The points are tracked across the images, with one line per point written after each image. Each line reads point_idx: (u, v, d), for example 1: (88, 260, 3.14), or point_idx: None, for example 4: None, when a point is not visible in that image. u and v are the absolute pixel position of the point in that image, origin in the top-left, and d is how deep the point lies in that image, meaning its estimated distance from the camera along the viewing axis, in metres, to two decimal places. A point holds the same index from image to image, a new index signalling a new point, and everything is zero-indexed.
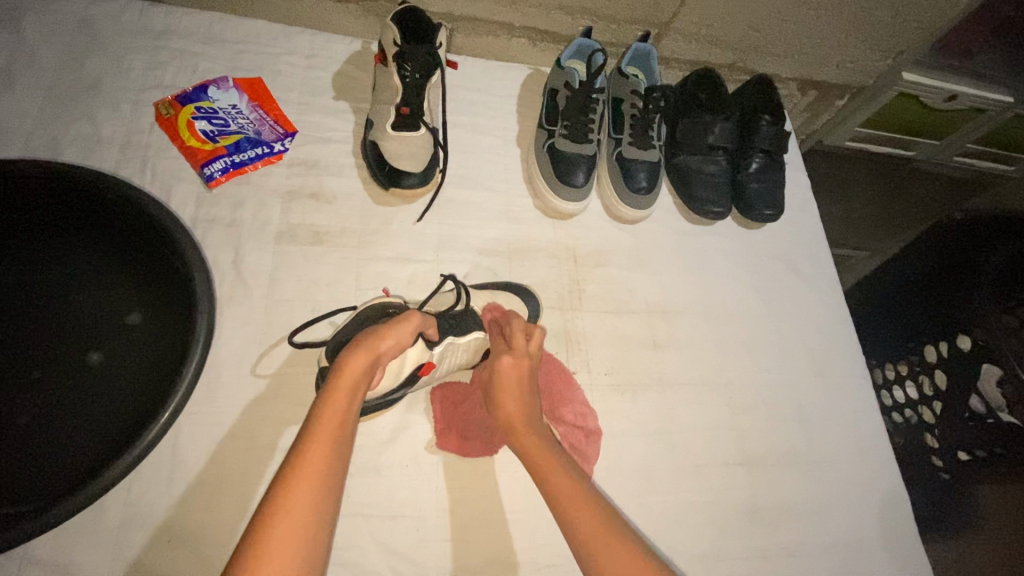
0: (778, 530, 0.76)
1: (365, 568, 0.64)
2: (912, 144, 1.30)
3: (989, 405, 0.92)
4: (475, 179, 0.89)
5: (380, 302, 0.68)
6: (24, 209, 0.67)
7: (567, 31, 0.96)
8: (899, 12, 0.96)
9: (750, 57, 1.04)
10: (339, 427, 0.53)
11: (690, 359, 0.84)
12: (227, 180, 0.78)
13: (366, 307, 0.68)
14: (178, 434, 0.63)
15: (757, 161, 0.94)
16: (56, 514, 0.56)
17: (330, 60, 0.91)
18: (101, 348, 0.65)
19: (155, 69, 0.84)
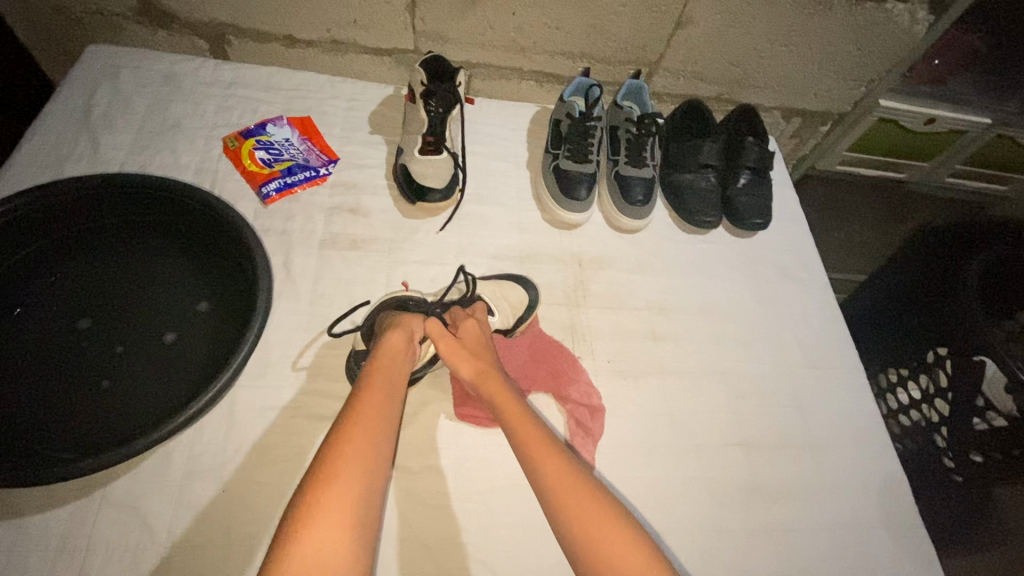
0: (778, 507, 0.81)
1: (391, 524, 0.71)
2: (902, 165, 1.36)
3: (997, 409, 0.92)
4: (489, 197, 1.01)
5: (399, 296, 0.80)
6: (131, 221, 0.85)
7: (569, 73, 1.11)
8: (863, 44, 1.06)
9: (734, 90, 1.17)
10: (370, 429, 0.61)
11: (688, 351, 0.92)
12: (280, 198, 0.92)
13: (383, 300, 0.80)
14: (234, 401, 0.74)
15: (744, 177, 1.04)
16: (134, 450, 0.67)
17: (367, 102, 1.07)
18: (175, 328, 0.78)
19: (224, 111, 1.01)
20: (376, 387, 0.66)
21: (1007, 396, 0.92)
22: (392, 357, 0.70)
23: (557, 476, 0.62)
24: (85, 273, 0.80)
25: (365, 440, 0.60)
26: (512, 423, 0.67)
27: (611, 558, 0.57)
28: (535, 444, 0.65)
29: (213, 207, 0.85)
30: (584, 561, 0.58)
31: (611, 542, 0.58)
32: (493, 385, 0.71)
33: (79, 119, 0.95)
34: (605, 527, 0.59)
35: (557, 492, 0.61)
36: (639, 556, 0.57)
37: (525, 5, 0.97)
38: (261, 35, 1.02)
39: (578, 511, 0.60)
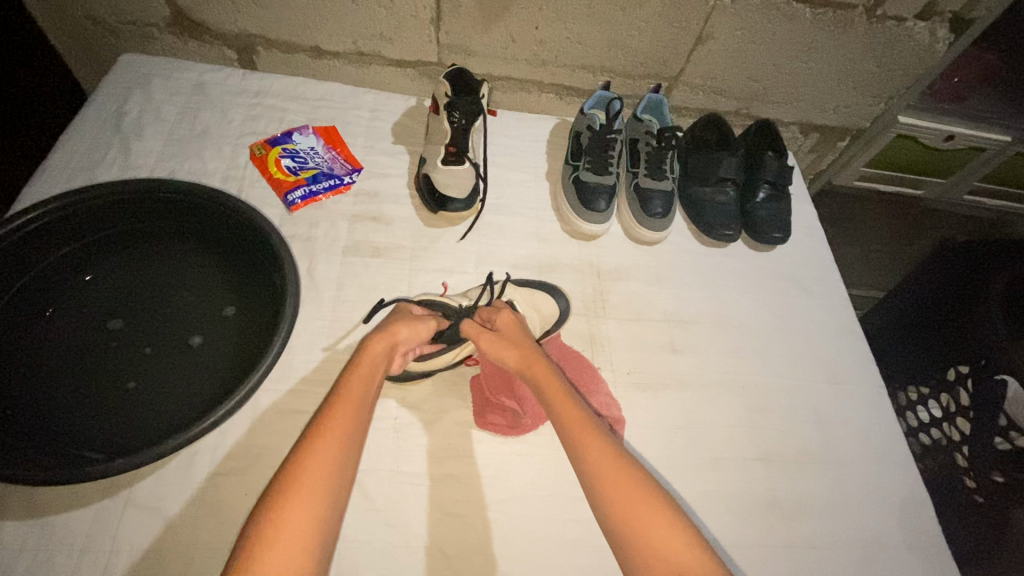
0: (799, 524, 0.80)
1: (410, 531, 0.71)
2: (921, 181, 1.35)
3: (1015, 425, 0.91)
4: (509, 208, 1.02)
5: (430, 298, 0.83)
6: (160, 227, 0.87)
7: (589, 86, 1.12)
8: (884, 61, 1.07)
9: (753, 105, 1.17)
10: (362, 387, 0.67)
11: (705, 364, 0.92)
12: (304, 205, 0.94)
13: (415, 300, 0.84)
14: (257, 404, 0.75)
15: (762, 193, 1.04)
16: (159, 452, 0.68)
17: (390, 113, 1.09)
18: (201, 332, 0.80)
19: (251, 120, 1.03)
20: (344, 404, 0.65)
21: None
22: (370, 369, 0.69)
23: (602, 463, 0.64)
24: (117, 276, 0.82)
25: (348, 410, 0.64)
26: (557, 406, 0.70)
27: (653, 542, 0.58)
28: (579, 428, 0.67)
29: (241, 213, 0.87)
30: (627, 547, 0.59)
31: (653, 526, 0.59)
32: (542, 375, 0.73)
33: (111, 126, 0.98)
34: (648, 511, 0.60)
35: (600, 480, 0.63)
36: (681, 543, 0.58)
37: (548, 20, 0.98)
38: (289, 46, 1.05)
39: (621, 498, 0.61)
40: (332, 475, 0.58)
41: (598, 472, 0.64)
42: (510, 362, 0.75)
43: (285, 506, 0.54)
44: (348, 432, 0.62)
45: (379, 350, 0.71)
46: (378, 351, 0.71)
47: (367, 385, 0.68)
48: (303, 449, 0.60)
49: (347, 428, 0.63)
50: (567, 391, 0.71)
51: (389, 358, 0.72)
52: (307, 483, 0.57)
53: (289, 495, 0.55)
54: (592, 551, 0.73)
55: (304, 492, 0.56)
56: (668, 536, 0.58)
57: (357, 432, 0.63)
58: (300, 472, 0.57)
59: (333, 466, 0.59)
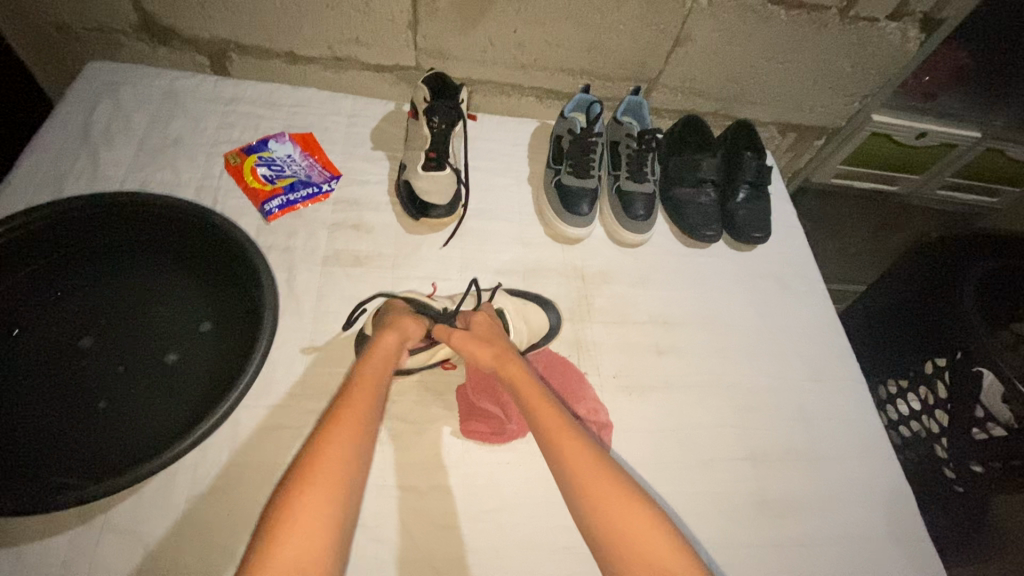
0: (786, 522, 0.81)
1: (399, 546, 0.70)
2: (896, 178, 1.37)
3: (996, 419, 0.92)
4: (491, 213, 1.02)
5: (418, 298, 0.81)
6: (132, 239, 0.85)
7: (569, 89, 1.12)
8: (857, 62, 1.08)
9: (731, 106, 1.18)
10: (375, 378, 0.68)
11: (691, 365, 0.92)
12: (282, 215, 0.92)
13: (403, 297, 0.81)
14: (238, 421, 0.73)
15: (742, 192, 1.05)
16: (137, 474, 0.66)
17: (368, 118, 1.08)
18: (177, 349, 0.78)
19: (226, 127, 1.01)
20: (354, 402, 0.64)
21: (1004, 403, 0.92)
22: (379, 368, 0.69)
23: (576, 460, 0.64)
24: (88, 291, 0.80)
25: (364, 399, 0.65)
26: (533, 407, 0.69)
27: (631, 539, 0.58)
28: (554, 426, 0.67)
29: (218, 226, 0.85)
30: (603, 543, 0.59)
31: (628, 522, 0.59)
32: (517, 374, 0.73)
33: (79, 136, 0.95)
34: (625, 508, 0.60)
35: (574, 477, 0.63)
36: (656, 537, 0.58)
37: (526, 23, 0.98)
38: (262, 52, 1.03)
39: (596, 494, 0.61)
40: (343, 471, 0.58)
41: (573, 468, 0.63)
42: (484, 361, 0.75)
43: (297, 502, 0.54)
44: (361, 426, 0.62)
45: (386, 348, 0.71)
46: (384, 351, 0.71)
47: (377, 384, 0.67)
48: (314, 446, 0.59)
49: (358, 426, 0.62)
50: (542, 389, 0.71)
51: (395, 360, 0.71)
52: (320, 479, 0.56)
53: (300, 495, 0.54)
54: (583, 557, 0.73)
55: (314, 489, 0.55)
56: (643, 530, 0.59)
57: (367, 431, 0.62)
58: (313, 469, 0.57)
59: (344, 462, 0.58)
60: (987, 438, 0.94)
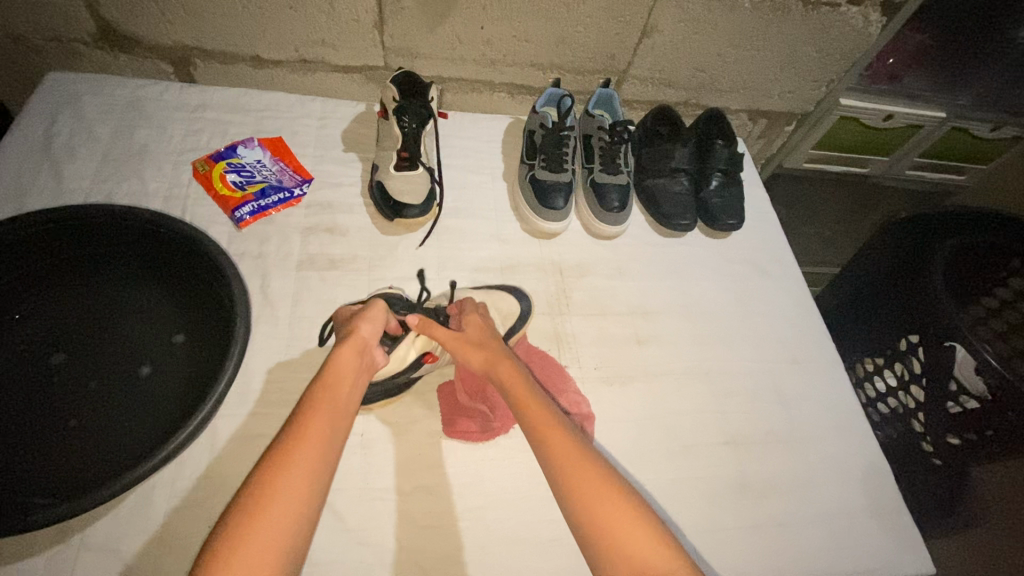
0: (768, 502, 0.82)
1: (385, 548, 0.70)
2: (866, 160, 1.39)
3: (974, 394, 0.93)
4: (466, 210, 1.01)
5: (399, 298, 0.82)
6: (100, 252, 0.83)
7: (540, 83, 1.12)
8: (822, 47, 1.10)
9: (701, 95, 1.19)
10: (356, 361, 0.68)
11: (671, 352, 0.93)
12: (254, 221, 0.91)
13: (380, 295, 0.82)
14: (216, 431, 0.72)
15: (715, 181, 1.06)
16: (110, 491, 0.64)
17: (339, 120, 1.07)
18: (150, 362, 0.76)
19: (192, 135, 0.99)
20: (313, 421, 0.60)
21: (976, 376, 0.93)
22: (338, 377, 0.66)
23: (567, 458, 0.63)
24: (54, 309, 0.78)
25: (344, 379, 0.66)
26: (525, 412, 0.68)
27: (622, 544, 0.56)
28: (546, 426, 0.66)
29: (187, 236, 0.84)
30: (591, 542, 0.57)
31: (616, 520, 0.58)
32: (509, 375, 0.72)
33: (40, 150, 0.92)
34: (614, 507, 0.59)
35: (565, 474, 0.62)
36: (644, 536, 0.57)
37: (493, 19, 0.98)
38: (227, 57, 1.01)
39: (586, 491, 0.60)
40: (300, 499, 0.54)
41: (563, 465, 0.62)
42: (476, 364, 0.74)
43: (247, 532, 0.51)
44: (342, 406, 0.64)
45: (351, 350, 0.69)
46: (349, 361, 0.68)
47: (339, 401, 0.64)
48: (268, 472, 0.55)
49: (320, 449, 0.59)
50: (534, 389, 0.70)
51: (359, 360, 0.69)
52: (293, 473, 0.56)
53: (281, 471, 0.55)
54: (569, 547, 0.74)
55: (269, 520, 0.52)
56: (631, 529, 0.57)
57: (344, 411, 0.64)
58: (273, 492, 0.54)
59: (303, 491, 0.55)
60: (962, 412, 0.97)
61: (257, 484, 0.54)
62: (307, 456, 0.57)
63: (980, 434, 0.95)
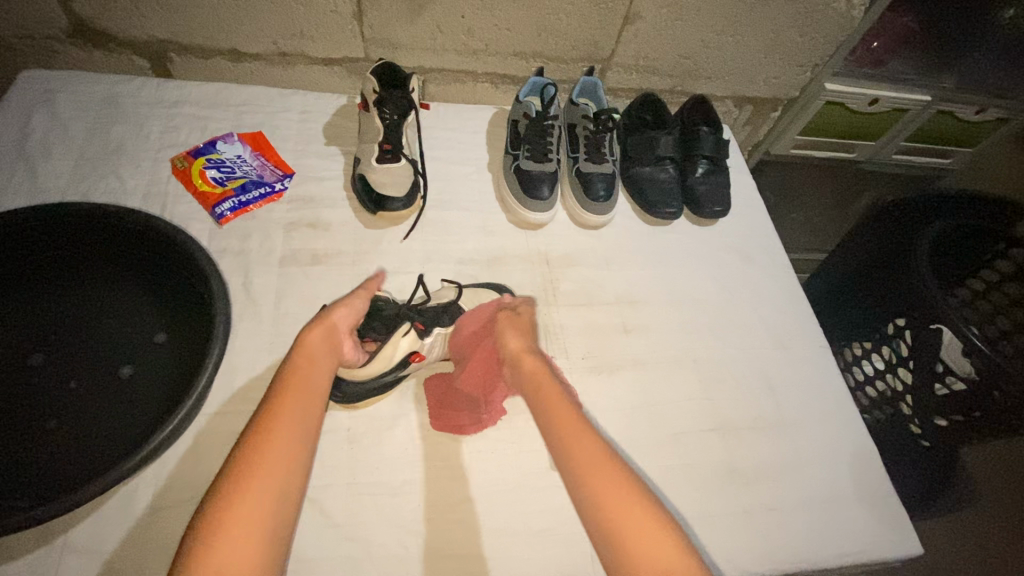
0: (757, 487, 0.82)
1: (372, 542, 0.69)
2: (853, 146, 1.39)
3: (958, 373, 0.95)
4: (451, 202, 1.00)
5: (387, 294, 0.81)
6: (77, 251, 0.82)
7: (524, 73, 1.11)
8: (806, 31, 1.09)
9: (686, 82, 1.18)
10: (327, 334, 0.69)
11: (659, 341, 0.93)
12: (235, 217, 0.90)
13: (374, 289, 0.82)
14: (199, 430, 0.72)
15: (701, 167, 1.06)
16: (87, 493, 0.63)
17: (320, 113, 1.05)
18: (131, 362, 0.76)
19: (171, 131, 0.97)
20: (287, 404, 0.60)
21: (964, 358, 0.94)
22: (311, 357, 0.66)
23: (583, 454, 0.61)
24: (31, 310, 0.77)
25: (316, 350, 0.67)
26: (546, 406, 0.67)
27: (642, 541, 0.55)
28: (564, 419, 0.65)
29: (165, 233, 0.82)
30: (611, 540, 0.56)
31: (635, 518, 0.56)
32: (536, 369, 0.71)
33: (15, 148, 0.91)
34: (633, 504, 0.57)
35: (582, 469, 0.60)
36: (662, 534, 0.55)
37: (473, 8, 0.96)
38: (204, 51, 0.99)
39: (604, 487, 0.59)
40: (273, 507, 0.53)
41: (580, 461, 0.61)
42: (513, 348, 0.74)
43: (225, 532, 0.49)
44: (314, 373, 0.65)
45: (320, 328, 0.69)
46: (315, 353, 0.67)
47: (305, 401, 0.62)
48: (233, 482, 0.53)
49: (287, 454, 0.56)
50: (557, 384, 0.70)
51: (330, 340, 0.69)
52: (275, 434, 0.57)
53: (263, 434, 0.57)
54: (558, 539, 0.73)
55: (253, 500, 0.52)
56: (649, 526, 0.56)
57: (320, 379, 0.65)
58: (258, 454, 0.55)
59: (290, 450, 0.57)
60: (949, 393, 0.97)
61: (221, 497, 0.52)
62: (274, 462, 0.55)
63: (967, 415, 0.95)
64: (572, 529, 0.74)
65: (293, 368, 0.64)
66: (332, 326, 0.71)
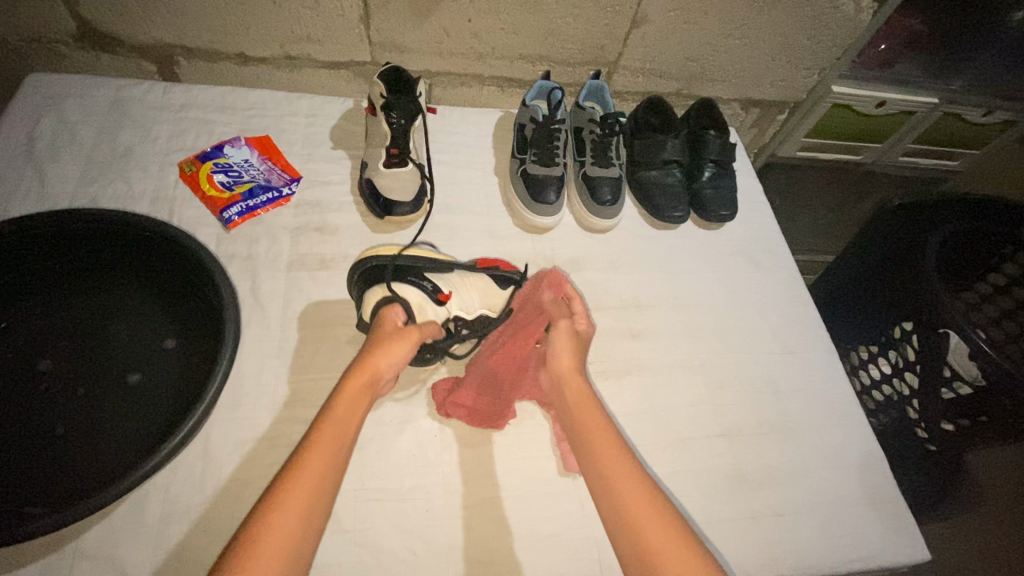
0: (764, 493, 0.82)
1: (381, 548, 0.70)
2: (860, 148, 1.38)
3: (967, 380, 0.95)
4: (457, 206, 1.00)
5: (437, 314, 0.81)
6: (85, 256, 0.82)
7: (530, 76, 1.11)
8: (813, 34, 1.08)
9: (693, 85, 1.18)
10: (369, 378, 0.70)
11: (666, 345, 0.93)
12: (242, 222, 0.90)
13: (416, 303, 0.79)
14: (208, 436, 0.72)
15: (708, 171, 1.05)
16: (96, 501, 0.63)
17: (327, 117, 1.05)
18: (141, 368, 0.76)
19: (178, 135, 0.98)
20: (319, 451, 0.62)
21: (973, 364, 0.97)
22: (349, 405, 0.67)
23: (615, 473, 0.66)
24: (40, 316, 0.77)
25: (355, 396, 0.68)
26: (582, 426, 0.72)
27: (666, 555, 0.58)
28: (601, 438, 0.70)
29: (173, 238, 0.82)
30: (638, 553, 0.59)
31: (660, 535, 0.60)
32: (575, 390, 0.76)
33: (23, 153, 0.91)
34: (657, 522, 0.61)
35: (613, 485, 0.65)
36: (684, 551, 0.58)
37: (480, 12, 0.96)
38: (211, 55, 1.00)
39: (632, 504, 0.63)
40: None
41: (613, 478, 0.66)
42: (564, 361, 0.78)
43: None
44: (349, 420, 0.66)
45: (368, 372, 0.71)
46: (337, 426, 0.64)
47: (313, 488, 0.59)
48: (238, 560, 0.52)
49: (283, 558, 0.54)
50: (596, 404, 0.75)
51: (371, 391, 0.70)
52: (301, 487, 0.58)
53: (291, 483, 0.58)
54: (565, 544, 0.73)
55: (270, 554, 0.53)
56: (672, 541, 0.59)
57: (355, 428, 0.66)
58: (281, 505, 0.57)
59: (312, 503, 0.58)
60: (956, 397, 0.96)
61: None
62: (269, 567, 0.53)
63: (974, 420, 0.94)
64: (579, 534, 0.74)
65: (330, 413, 0.66)
66: (379, 373, 0.71)
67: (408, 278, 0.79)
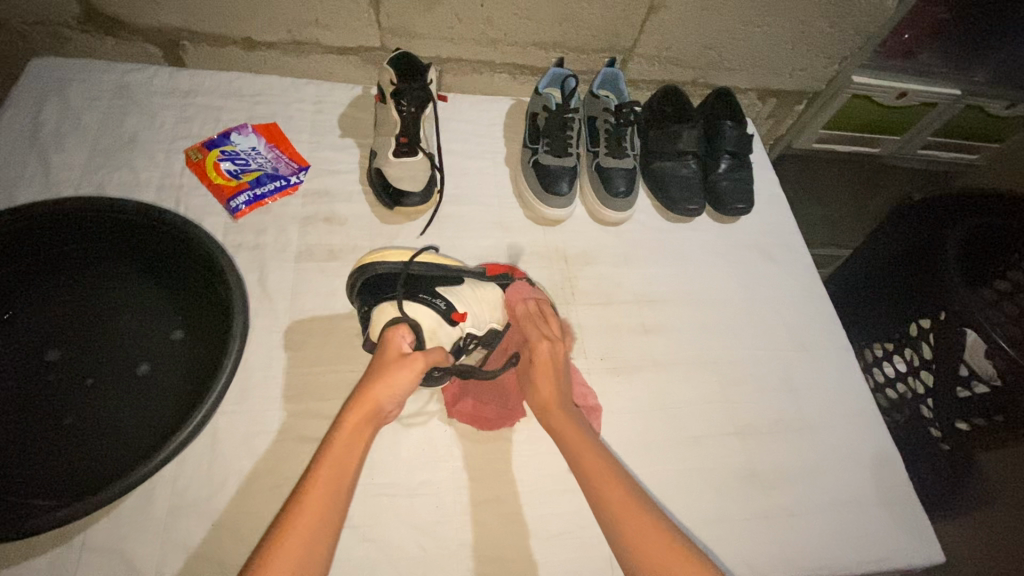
0: (778, 492, 0.81)
1: (390, 544, 0.69)
2: (878, 140, 1.35)
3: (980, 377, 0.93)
4: (468, 197, 0.99)
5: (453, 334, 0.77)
6: (92, 244, 0.81)
7: (543, 63, 1.08)
8: (836, 22, 1.05)
9: (710, 73, 1.15)
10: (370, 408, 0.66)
11: (678, 341, 0.91)
12: (250, 211, 0.88)
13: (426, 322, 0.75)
14: (216, 429, 0.71)
15: (724, 163, 1.03)
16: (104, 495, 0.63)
17: (335, 104, 1.03)
18: (149, 359, 0.75)
19: (184, 122, 0.96)
20: (317, 487, 0.59)
21: (987, 360, 0.93)
22: (351, 436, 0.64)
23: (622, 509, 0.63)
24: (48, 305, 0.76)
25: (357, 424, 0.65)
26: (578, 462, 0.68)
27: None
28: (599, 474, 0.66)
29: (180, 227, 0.81)
30: None
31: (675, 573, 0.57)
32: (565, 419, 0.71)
33: (28, 139, 0.90)
34: (672, 558, 0.58)
35: (621, 524, 0.62)
36: None
37: None
38: (218, 39, 0.97)
39: (642, 543, 0.60)
40: None
41: (618, 516, 0.62)
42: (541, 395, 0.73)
43: None
44: (351, 451, 0.63)
45: (359, 414, 0.65)
46: (328, 478, 0.60)
47: (299, 560, 0.54)
48: None
49: None
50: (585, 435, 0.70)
51: (372, 421, 0.66)
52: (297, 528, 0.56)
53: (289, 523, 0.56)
54: (575, 543, 0.72)
55: None
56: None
57: (357, 459, 0.63)
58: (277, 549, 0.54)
59: (311, 544, 0.55)
60: (973, 397, 0.94)
61: None
62: None
63: (989, 419, 0.93)
64: (588, 533, 0.73)
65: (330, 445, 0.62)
66: (379, 403, 0.67)
67: (418, 296, 0.75)
